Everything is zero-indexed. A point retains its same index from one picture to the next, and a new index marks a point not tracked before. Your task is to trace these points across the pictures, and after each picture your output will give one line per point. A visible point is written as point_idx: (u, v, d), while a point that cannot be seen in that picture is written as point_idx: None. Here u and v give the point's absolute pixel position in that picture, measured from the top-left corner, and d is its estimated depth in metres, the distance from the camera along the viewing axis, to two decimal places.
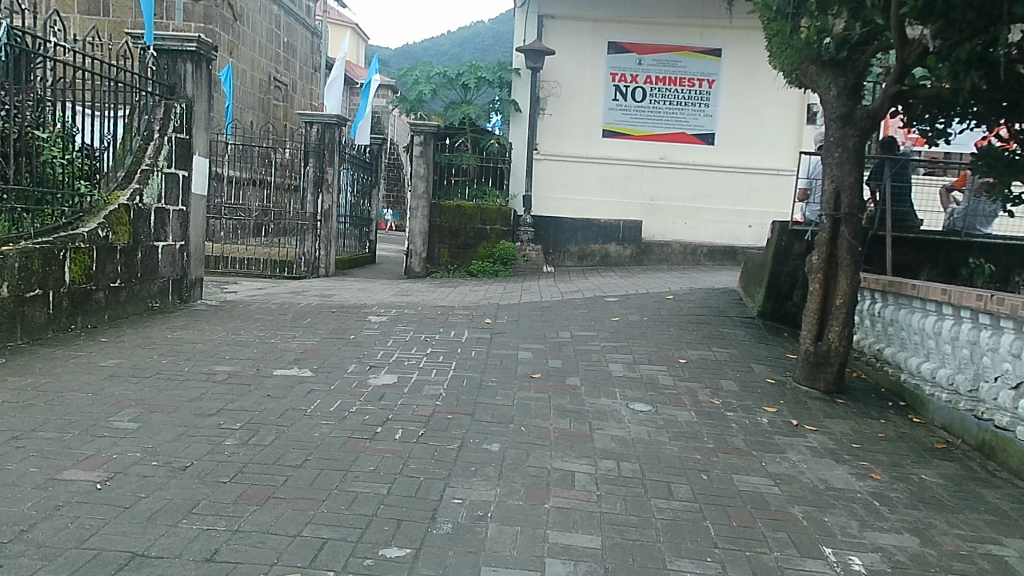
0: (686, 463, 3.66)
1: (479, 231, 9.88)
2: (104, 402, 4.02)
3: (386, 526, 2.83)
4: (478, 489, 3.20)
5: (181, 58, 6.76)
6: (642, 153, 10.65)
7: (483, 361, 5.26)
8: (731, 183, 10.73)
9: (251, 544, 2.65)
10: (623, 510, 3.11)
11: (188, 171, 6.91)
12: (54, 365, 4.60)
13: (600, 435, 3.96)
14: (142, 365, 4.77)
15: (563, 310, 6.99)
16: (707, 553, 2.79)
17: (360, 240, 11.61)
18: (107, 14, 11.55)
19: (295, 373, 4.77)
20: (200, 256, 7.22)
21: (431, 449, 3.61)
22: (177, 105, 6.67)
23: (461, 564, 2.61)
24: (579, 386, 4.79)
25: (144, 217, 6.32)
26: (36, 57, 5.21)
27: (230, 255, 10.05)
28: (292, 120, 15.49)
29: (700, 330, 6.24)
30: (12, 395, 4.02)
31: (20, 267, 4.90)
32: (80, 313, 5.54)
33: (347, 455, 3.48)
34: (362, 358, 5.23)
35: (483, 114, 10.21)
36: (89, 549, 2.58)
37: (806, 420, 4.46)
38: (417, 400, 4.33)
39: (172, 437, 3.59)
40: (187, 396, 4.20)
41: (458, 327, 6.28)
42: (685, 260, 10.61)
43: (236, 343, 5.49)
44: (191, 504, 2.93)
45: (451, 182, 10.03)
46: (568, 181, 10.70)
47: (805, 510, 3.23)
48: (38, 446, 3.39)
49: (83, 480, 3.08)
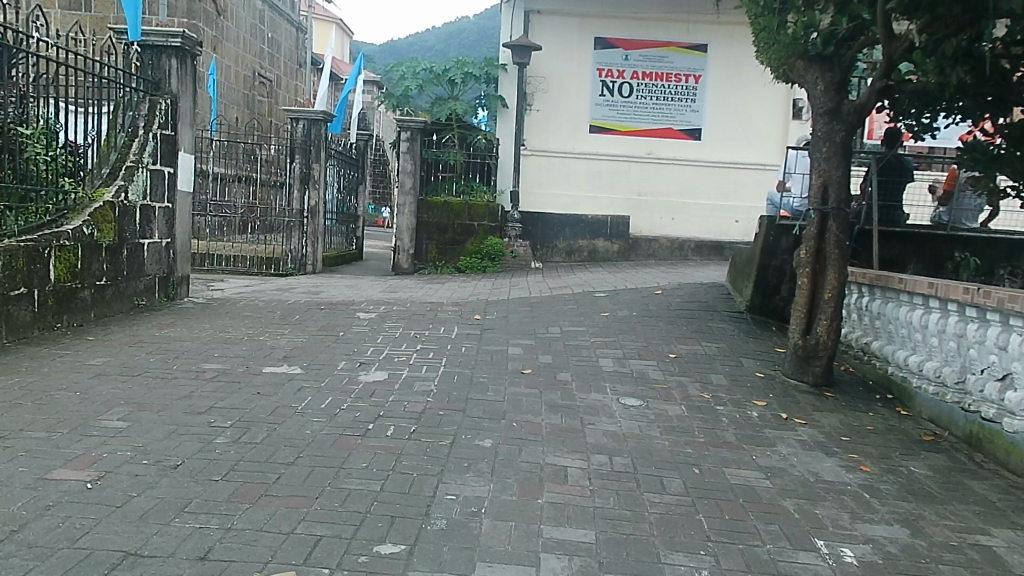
0: (678, 457, 3.68)
1: (467, 227, 9.81)
2: (92, 400, 3.99)
3: (380, 521, 2.83)
4: (471, 484, 3.21)
5: (166, 54, 6.68)
6: (629, 148, 10.66)
7: (474, 357, 5.25)
8: (719, 179, 10.76)
9: (245, 542, 2.64)
10: (615, 504, 3.11)
11: (174, 168, 6.85)
12: (38, 363, 4.54)
13: (592, 430, 3.97)
14: (128, 363, 4.72)
15: (553, 306, 6.99)
16: (701, 546, 2.80)
17: (347, 236, 11.58)
18: (89, 10, 11.44)
19: (284, 370, 4.74)
20: (187, 253, 7.16)
21: (423, 445, 3.60)
22: (161, 101, 6.63)
23: (456, 559, 2.61)
24: (570, 381, 4.79)
25: (130, 214, 6.27)
26: (19, 53, 5.13)
27: (216, 253, 9.95)
28: (279, 117, 15.41)
29: (690, 325, 6.26)
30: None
31: (6, 266, 4.84)
32: (66, 311, 5.49)
33: (339, 452, 3.47)
34: (352, 355, 5.20)
35: (471, 110, 10.32)
36: (81, 548, 2.56)
37: (795, 414, 4.50)
38: (408, 396, 4.33)
39: (161, 435, 3.56)
40: (176, 394, 4.17)
41: (448, 324, 6.27)
42: (673, 255, 10.56)
43: (225, 341, 5.45)
44: (184, 502, 2.92)
45: (438, 178, 10.05)
46: (555, 177, 10.71)
47: (797, 501, 3.25)
48: (27, 446, 3.35)
49: (73, 479, 3.06)
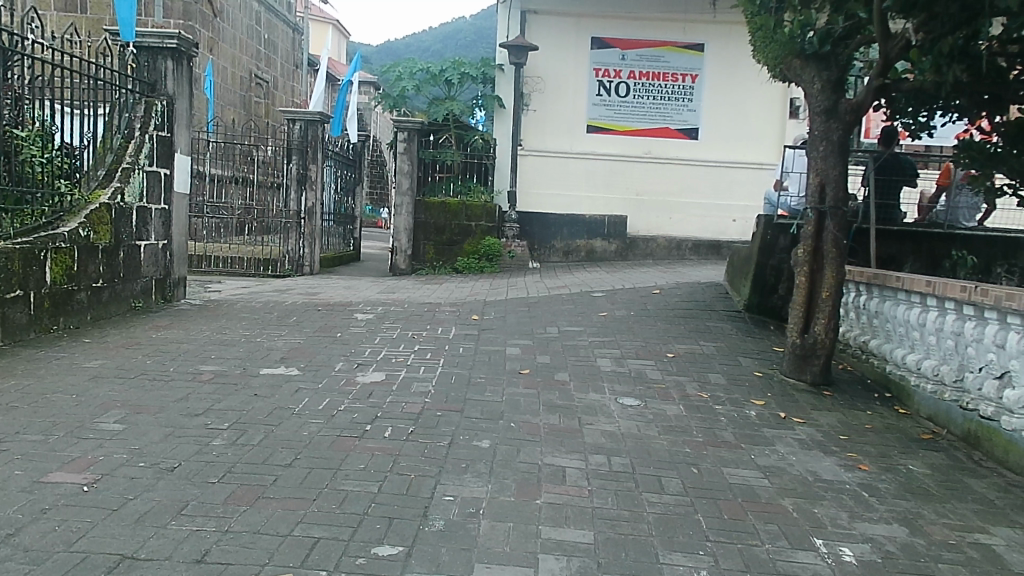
0: (676, 457, 3.68)
1: (464, 228, 9.82)
2: (89, 403, 3.97)
3: (378, 523, 2.82)
4: (469, 485, 3.20)
5: (161, 56, 6.66)
6: (626, 147, 10.66)
7: (472, 358, 5.25)
8: (715, 178, 10.76)
9: (242, 544, 2.63)
10: (614, 505, 3.11)
11: (171, 169, 6.84)
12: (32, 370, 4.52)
13: (589, 430, 3.96)
14: (126, 365, 4.71)
15: (550, 306, 6.98)
16: (700, 546, 2.80)
17: (344, 237, 11.57)
18: (85, 11, 11.42)
19: (282, 371, 4.73)
20: (184, 255, 7.15)
21: (420, 446, 3.59)
22: (156, 102, 6.60)
23: (455, 561, 2.60)
24: (567, 381, 4.79)
25: (127, 216, 6.26)
26: (14, 55, 5.13)
27: (212, 254, 9.92)
28: (276, 119, 15.41)
29: (687, 325, 6.25)
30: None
31: (1, 268, 4.83)
32: (62, 313, 5.48)
33: (337, 453, 3.46)
34: (350, 356, 5.19)
35: (467, 110, 10.21)
36: (78, 552, 2.54)
37: (793, 413, 4.49)
38: (406, 397, 4.32)
39: (158, 438, 3.55)
40: (173, 396, 4.16)
41: (446, 324, 6.26)
42: (671, 255, 10.54)
43: (222, 342, 5.45)
44: (181, 505, 2.91)
45: (435, 178, 10.01)
46: (552, 177, 10.70)
47: (798, 505, 3.26)
48: (23, 449, 3.34)
49: (69, 482, 3.05)
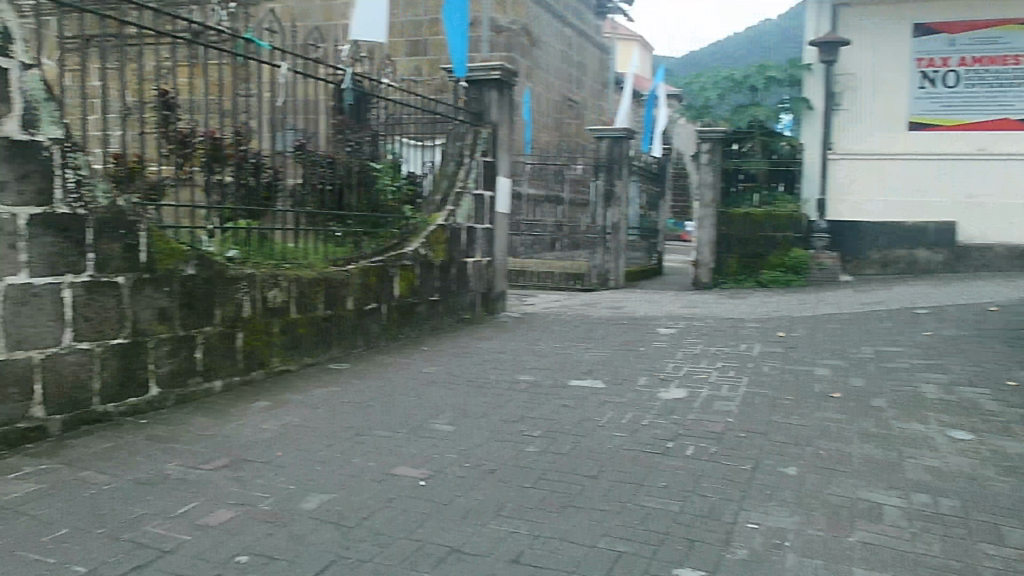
0: (873, 474, 4.59)
1: (773, 241, 12.61)
2: (425, 405, 5.71)
3: (680, 543, 3.74)
4: (776, 516, 4.04)
5: (486, 92, 9.42)
6: (898, 159, 12.66)
7: (780, 377, 6.65)
8: (962, 178, 12.46)
9: (549, 549, 3.66)
10: (936, 551, 3.66)
11: (497, 195, 9.54)
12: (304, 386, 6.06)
13: (912, 465, 4.71)
14: (455, 372, 6.67)
15: (868, 325, 8.65)
16: (871, 557, 3.62)
17: (642, 249, 14.37)
18: (427, 53, 14.84)
19: (589, 383, 6.39)
20: (501, 271, 9.79)
21: (725, 470, 4.65)
22: (483, 130, 9.31)
23: (730, 566, 3.54)
24: (880, 408, 5.79)
25: (434, 266, 8.36)
26: (313, 150, 7.12)
27: (528, 267, 13.67)
28: (582, 138, 18.73)
29: (877, 356, 7.32)
30: (298, 413, 5.49)
31: (325, 296, 6.90)
32: (366, 337, 7.42)
33: (643, 472, 4.62)
34: (657, 370, 6.85)
35: (771, 118, 12.94)
36: (416, 539, 3.72)
37: (993, 438, 5.12)
38: (707, 416, 5.62)
39: (480, 441, 4.99)
40: (494, 403, 5.80)
41: (753, 342, 8.04)
42: (914, 267, 12.64)
43: (537, 353, 7.50)
44: (495, 507, 4.10)
45: (731, 202, 12.83)
46: (861, 189, 12.89)
47: (910, 482, 4.48)
48: (379, 443, 4.90)
49: (409, 476, 4.44)
